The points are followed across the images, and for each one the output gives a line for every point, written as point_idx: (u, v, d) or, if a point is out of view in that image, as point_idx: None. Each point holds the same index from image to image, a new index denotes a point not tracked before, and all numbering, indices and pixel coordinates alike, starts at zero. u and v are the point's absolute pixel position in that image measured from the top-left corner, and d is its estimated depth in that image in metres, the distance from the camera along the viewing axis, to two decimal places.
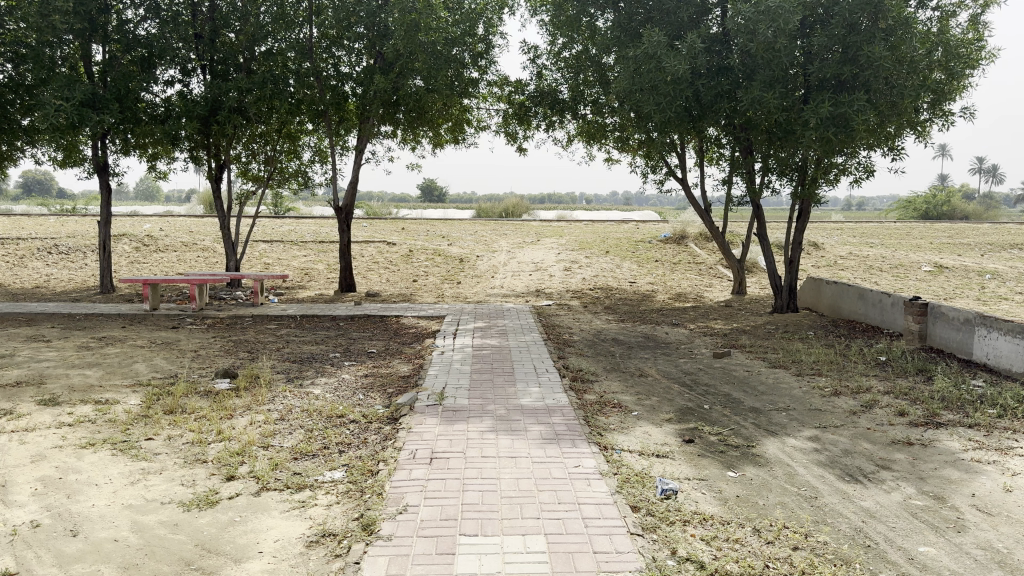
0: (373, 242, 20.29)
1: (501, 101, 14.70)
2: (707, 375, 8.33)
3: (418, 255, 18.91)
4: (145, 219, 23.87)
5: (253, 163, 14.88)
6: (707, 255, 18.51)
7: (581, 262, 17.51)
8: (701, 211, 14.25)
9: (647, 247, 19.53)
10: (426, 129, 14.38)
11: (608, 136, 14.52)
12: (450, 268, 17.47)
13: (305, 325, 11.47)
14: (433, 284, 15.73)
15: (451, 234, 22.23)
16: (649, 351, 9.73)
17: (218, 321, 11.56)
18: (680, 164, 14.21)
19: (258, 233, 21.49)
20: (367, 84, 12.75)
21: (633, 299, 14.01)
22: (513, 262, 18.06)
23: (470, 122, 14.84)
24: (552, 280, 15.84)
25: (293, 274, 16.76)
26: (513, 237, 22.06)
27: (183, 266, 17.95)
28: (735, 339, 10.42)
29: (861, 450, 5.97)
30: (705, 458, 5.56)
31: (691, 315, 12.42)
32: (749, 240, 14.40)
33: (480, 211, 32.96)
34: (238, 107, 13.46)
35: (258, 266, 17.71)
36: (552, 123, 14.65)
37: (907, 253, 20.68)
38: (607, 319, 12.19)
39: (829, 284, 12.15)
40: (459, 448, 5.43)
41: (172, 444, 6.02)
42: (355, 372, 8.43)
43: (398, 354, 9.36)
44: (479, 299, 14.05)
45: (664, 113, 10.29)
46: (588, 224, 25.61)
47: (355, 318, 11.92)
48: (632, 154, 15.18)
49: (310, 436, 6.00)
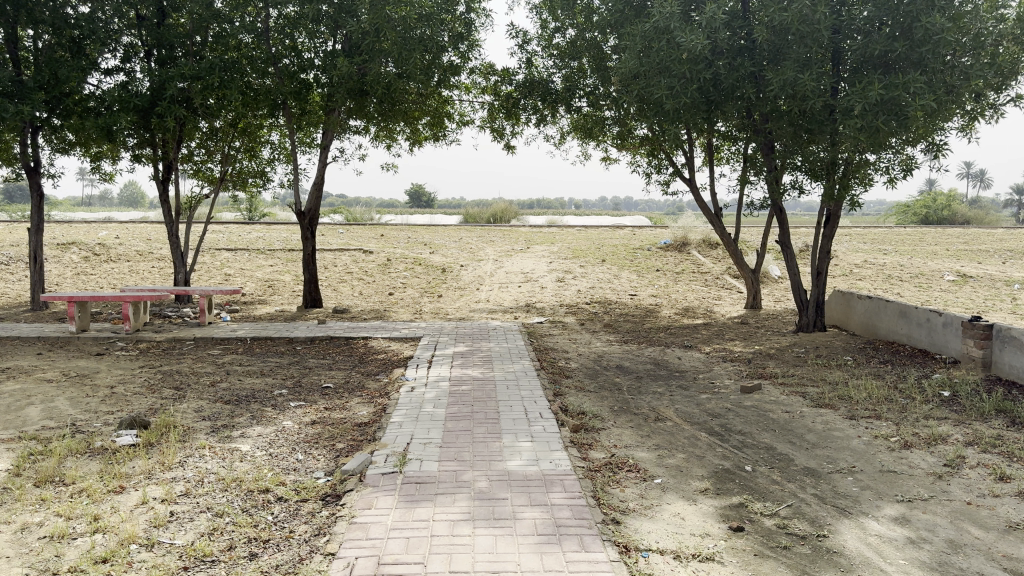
0: (347, 251, 18.58)
1: (486, 93, 13.08)
2: (738, 419, 6.70)
3: (397, 264, 17.25)
4: (104, 226, 22.10)
5: (207, 163, 13.25)
6: (712, 264, 16.92)
7: (575, 273, 15.89)
8: (711, 217, 12.65)
9: (646, 255, 17.94)
10: (401, 123, 12.77)
11: (606, 132, 12.95)
12: (431, 279, 15.85)
13: (256, 350, 9.78)
14: (411, 298, 14.07)
15: (434, 241, 20.56)
16: (662, 383, 8.11)
17: (152, 346, 9.87)
18: (688, 164, 12.64)
19: (224, 240, 19.75)
20: (331, 70, 11.12)
21: (635, 315, 12.41)
22: (500, 272, 16.41)
23: (450, 116, 13.23)
24: (545, 293, 14.21)
25: (256, 288, 15.08)
26: (501, 244, 20.46)
27: (136, 278, 16.24)
28: (761, 367, 8.81)
29: (973, 541, 4.34)
30: (767, 565, 3.92)
31: (705, 335, 10.80)
32: (766, 248, 12.82)
33: (467, 217, 31.33)
34: (184, 99, 11.70)
35: (218, 279, 16.01)
36: (543, 118, 13.06)
37: (925, 260, 19.22)
38: (607, 340, 10.56)
39: (862, 299, 10.59)
40: (418, 555, 3.77)
41: (20, 539, 4.32)
42: (301, 416, 6.76)
43: (358, 390, 7.68)
44: (462, 315, 12.37)
45: (679, 100, 8.67)
46: (580, 230, 24.03)
47: (315, 341, 10.23)
48: (632, 152, 13.60)
49: (213, 532, 4.33)
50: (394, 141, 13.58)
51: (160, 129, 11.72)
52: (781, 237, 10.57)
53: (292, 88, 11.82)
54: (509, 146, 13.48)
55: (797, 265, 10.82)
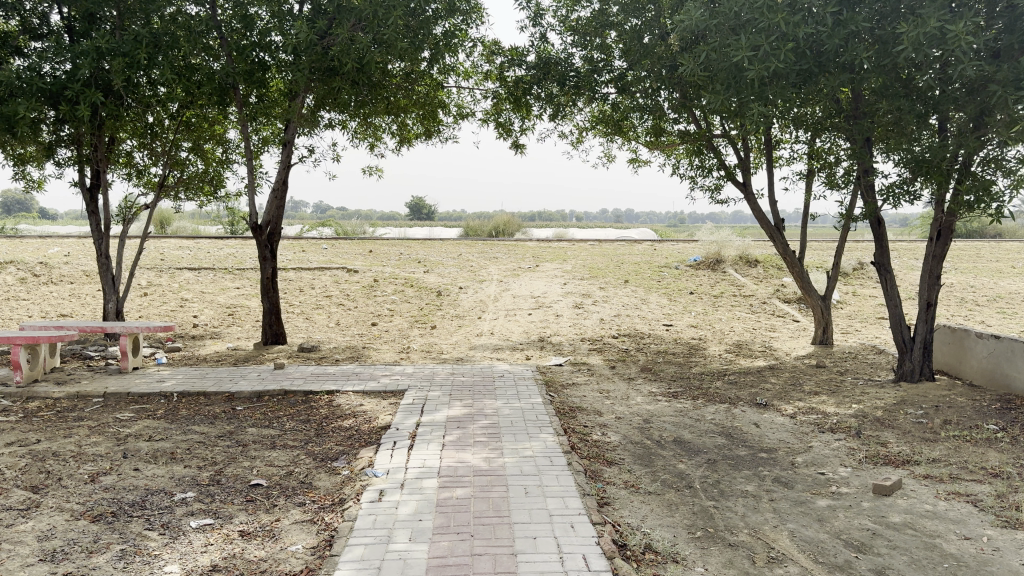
0: (327, 270, 16.02)
1: (490, 79, 10.58)
2: (903, 564, 4.15)
3: (385, 286, 14.70)
4: (57, 242, 19.49)
5: (149, 166, 10.74)
6: (754, 285, 14.37)
7: (596, 297, 13.33)
8: (771, 230, 10.20)
9: (675, 274, 15.40)
10: (383, 115, 10.27)
11: (638, 125, 10.46)
12: (424, 305, 13.33)
13: (181, 414, 7.24)
14: (398, 329, 11.51)
15: (428, 259, 17.97)
16: (750, 476, 5.56)
17: (42, 409, 7.32)
18: (741, 164, 10.21)
19: (188, 258, 17.22)
20: (290, 40, 8.68)
21: (677, 354, 9.87)
22: (506, 296, 13.85)
23: (446, 108, 10.74)
24: (561, 324, 11.65)
25: (214, 317, 12.57)
26: (506, 261, 17.92)
27: (74, 303, 13.71)
28: (878, 445, 6.26)
29: None
30: None
31: (776, 386, 8.25)
32: (839, 269, 10.32)
33: (467, 230, 28.81)
34: (104, 83, 9.14)
35: (172, 305, 13.47)
36: (561, 113, 10.55)
37: (996, 280, 16.65)
38: (651, 394, 8.02)
39: (983, 338, 8.06)
40: None
41: None
42: (199, 555, 4.21)
43: (302, 493, 5.13)
44: (460, 355, 9.83)
45: (769, 64, 6.36)
46: (594, 244, 21.46)
47: (263, 398, 7.68)
48: (668, 153, 11.13)
49: None
50: (378, 139, 11.11)
51: (74, 121, 9.16)
52: (877, 256, 8.15)
53: (244, 69, 9.33)
54: (517, 145, 10.96)
55: (897, 293, 8.32)
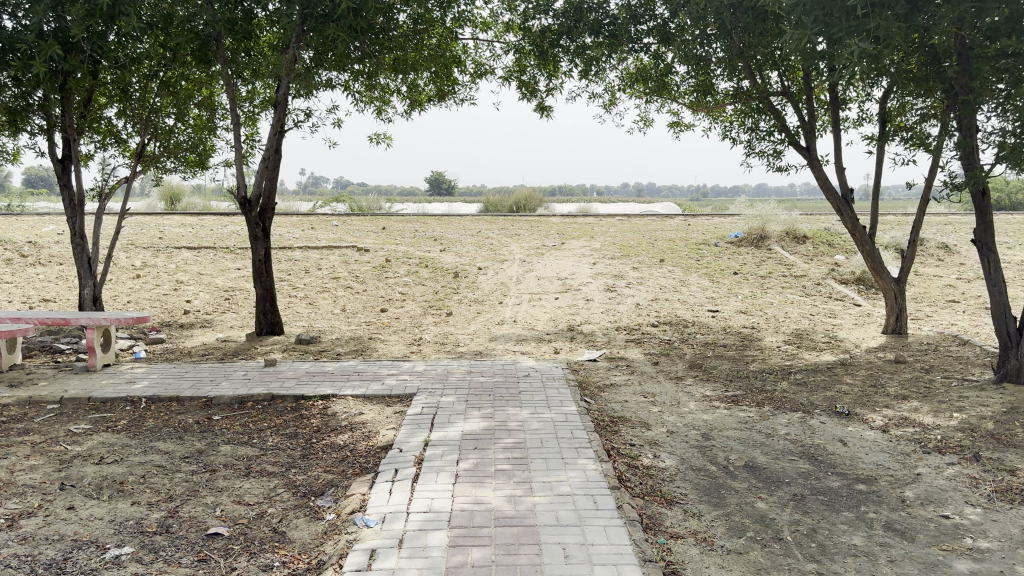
0: (336, 249, 14.82)
1: (511, 30, 9.24)
2: None
3: (397, 266, 13.48)
4: (53, 219, 18.36)
5: (127, 132, 9.52)
6: (805, 264, 12.98)
7: (630, 279, 12.02)
8: (837, 202, 8.85)
9: (715, 251, 14.04)
10: (391, 72, 9.00)
11: (682, 80, 9.10)
12: (440, 287, 12.09)
13: (146, 425, 6.07)
14: (410, 316, 10.29)
15: (445, 236, 16.72)
16: (854, 523, 4.28)
17: None
18: (803, 126, 8.86)
19: (189, 237, 16.08)
20: None
21: (729, 347, 8.56)
22: (530, 277, 12.58)
23: (462, 65, 9.43)
24: (593, 310, 10.36)
25: (208, 302, 11.41)
26: (529, 239, 16.62)
27: (61, 287, 12.61)
28: (1006, 474, 4.96)
29: None
30: None
31: (855, 391, 6.92)
32: (915, 247, 8.97)
33: (487, 205, 27.51)
34: (62, 36, 7.91)
35: (165, 288, 12.32)
36: (594, 68, 9.21)
37: None
38: (705, 398, 6.74)
39: None
40: None
41: None
42: None
43: (272, 551, 3.92)
44: (480, 348, 8.59)
45: None
46: (622, 220, 20.08)
47: (246, 405, 6.49)
48: (714, 115, 9.79)
49: None
50: (386, 102, 9.85)
51: (31, 79, 7.92)
52: (977, 231, 6.86)
53: (227, 16, 8.08)
54: (543, 108, 9.62)
55: (1002, 276, 6.93)
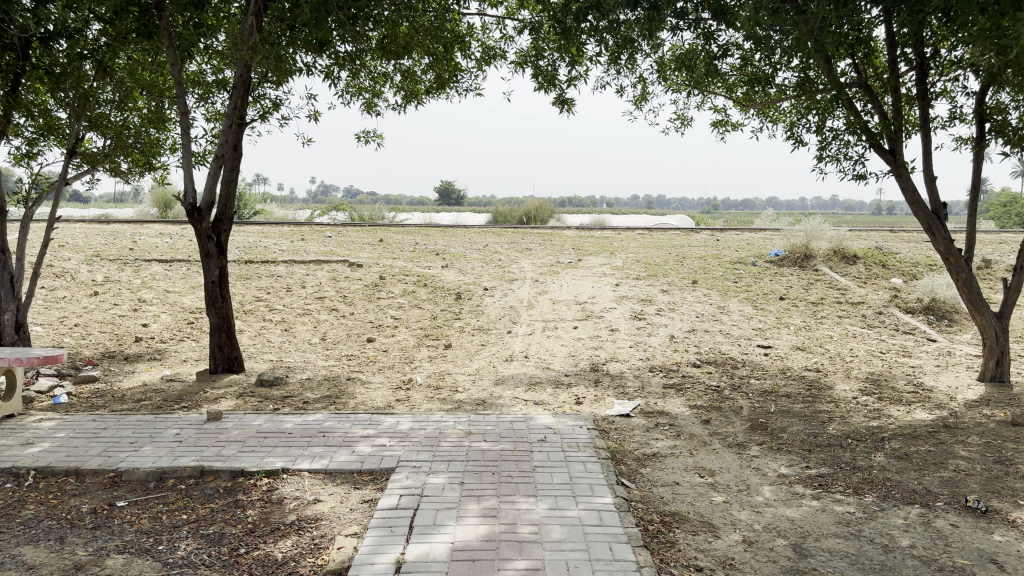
0: (324, 263, 13.19)
1: (526, 6, 7.62)
2: None
3: (392, 285, 11.83)
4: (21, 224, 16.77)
5: (60, 125, 7.92)
6: (861, 289, 11.25)
7: (660, 304, 10.34)
8: (927, 219, 7.16)
9: (754, 272, 12.34)
10: (381, 55, 7.38)
11: (731, 66, 7.45)
12: (440, 312, 10.42)
13: (20, 517, 4.41)
14: (402, 349, 8.63)
15: (449, 250, 15.07)
16: None
17: None
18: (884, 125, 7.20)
19: (165, 248, 14.47)
20: None
21: (794, 398, 6.84)
22: (543, 300, 10.92)
23: (466, 49, 7.81)
24: (619, 343, 8.67)
25: (168, 328, 9.76)
26: (542, 254, 14.97)
27: None
28: None
29: None
30: None
31: (979, 471, 5.20)
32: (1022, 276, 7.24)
33: (496, 216, 25.91)
34: None
35: (123, 309, 10.69)
36: (627, 53, 7.55)
37: None
38: (781, 480, 5.02)
39: None
40: None
41: None
42: None
43: None
44: (483, 395, 6.90)
45: None
46: (643, 234, 18.41)
47: (166, 484, 4.83)
48: (766, 112, 8.13)
49: None
50: (376, 94, 8.24)
51: None
52: None
53: None
54: (564, 103, 7.97)
55: None
